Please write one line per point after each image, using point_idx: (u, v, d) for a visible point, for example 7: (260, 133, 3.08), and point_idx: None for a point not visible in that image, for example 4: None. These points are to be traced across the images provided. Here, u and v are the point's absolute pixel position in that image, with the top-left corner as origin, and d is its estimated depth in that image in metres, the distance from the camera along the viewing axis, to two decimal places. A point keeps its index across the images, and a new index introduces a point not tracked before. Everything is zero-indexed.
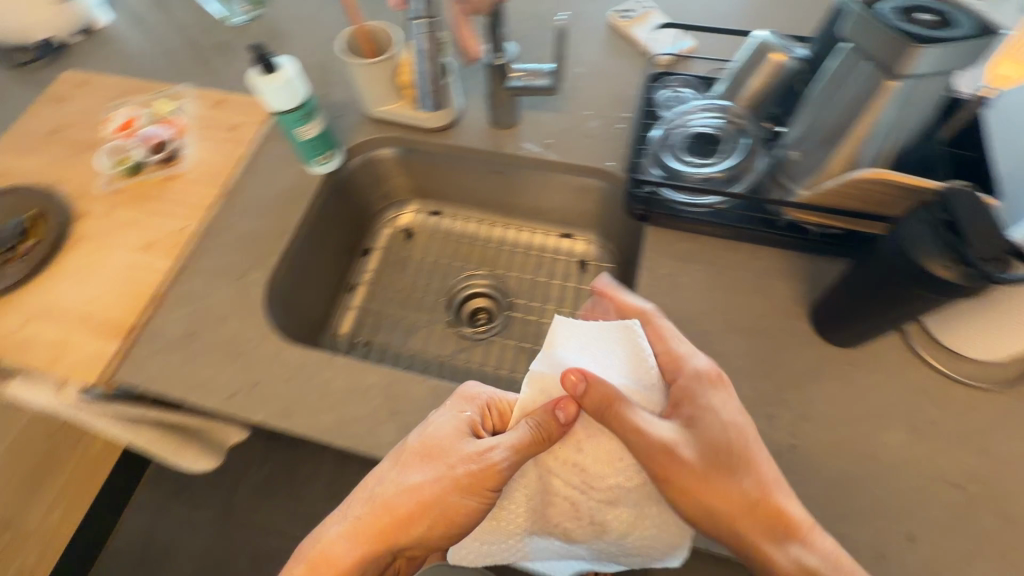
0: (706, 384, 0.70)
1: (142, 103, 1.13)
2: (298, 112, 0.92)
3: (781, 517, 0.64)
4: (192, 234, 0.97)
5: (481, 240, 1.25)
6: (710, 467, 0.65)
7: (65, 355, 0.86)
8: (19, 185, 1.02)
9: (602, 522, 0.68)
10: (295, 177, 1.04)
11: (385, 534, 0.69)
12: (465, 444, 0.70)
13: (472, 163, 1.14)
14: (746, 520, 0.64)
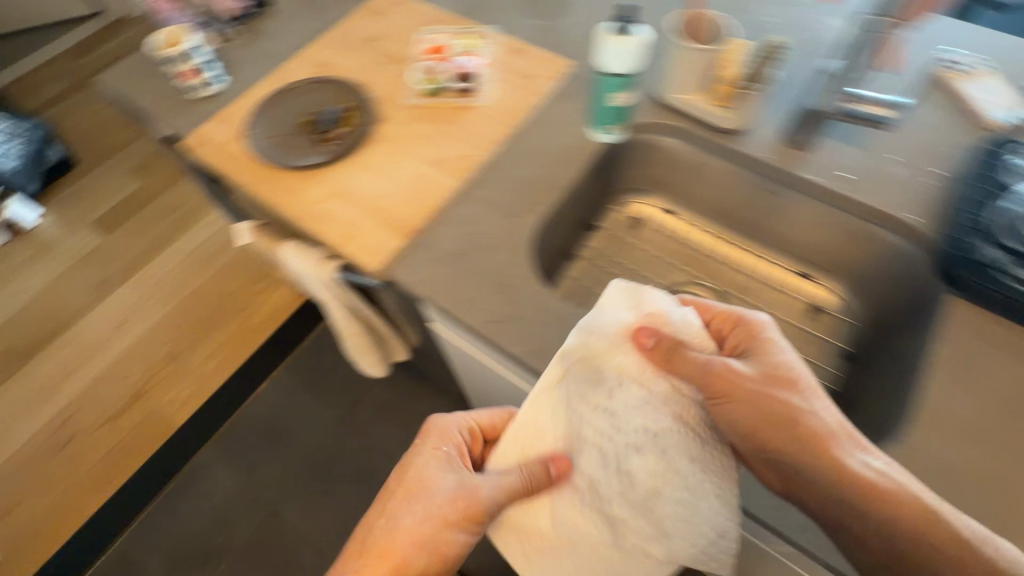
0: (755, 328, 0.73)
1: (451, 31, 1.21)
2: (621, 80, 0.92)
3: (831, 435, 0.65)
4: (476, 163, 1.03)
5: (708, 253, 1.21)
6: (767, 390, 0.67)
7: (354, 236, 0.95)
8: (340, 78, 1.14)
9: (659, 525, 0.68)
10: (575, 137, 1.07)
11: (393, 542, 0.76)
12: (446, 479, 0.78)
13: (742, 174, 1.10)
14: (822, 451, 0.65)
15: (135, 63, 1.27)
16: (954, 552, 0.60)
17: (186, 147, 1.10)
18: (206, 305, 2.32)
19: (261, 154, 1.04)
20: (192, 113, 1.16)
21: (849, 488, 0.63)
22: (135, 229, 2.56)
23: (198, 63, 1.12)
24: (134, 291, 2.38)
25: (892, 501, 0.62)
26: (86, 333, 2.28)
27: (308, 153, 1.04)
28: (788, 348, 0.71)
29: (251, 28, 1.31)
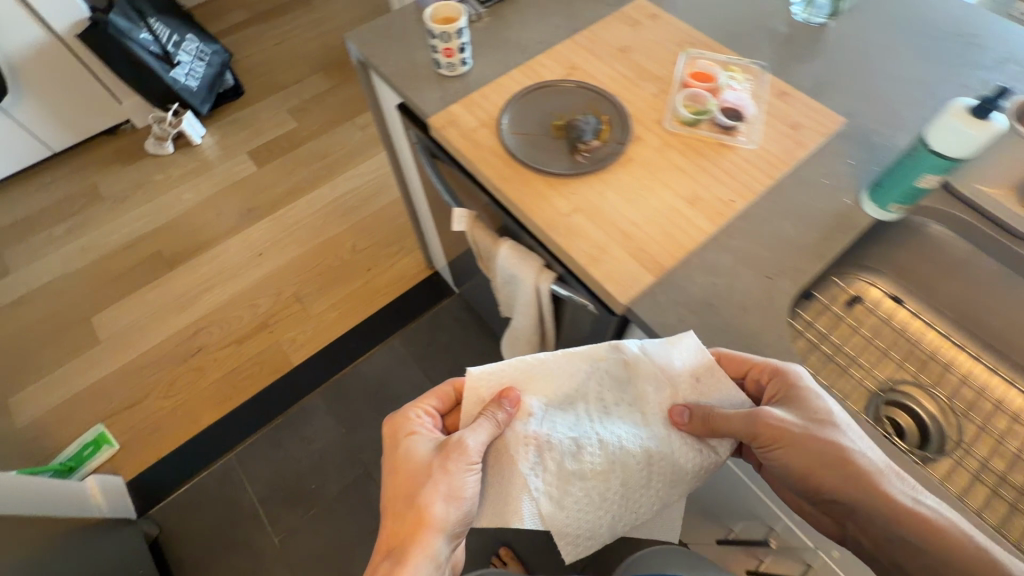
0: (789, 376, 0.78)
1: (715, 59, 1.14)
2: (945, 162, 0.84)
3: (888, 488, 0.70)
4: (735, 211, 0.96)
5: (939, 356, 1.09)
6: (830, 448, 0.72)
7: (602, 259, 0.91)
8: (598, 87, 1.09)
9: (632, 489, 0.80)
10: (840, 206, 0.98)
11: (427, 514, 0.75)
12: (425, 444, 0.83)
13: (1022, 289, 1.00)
14: (856, 489, 0.71)
15: (384, 27, 1.29)
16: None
17: (433, 124, 1.09)
18: (337, 256, 2.40)
19: (514, 151, 1.01)
20: (438, 90, 1.16)
21: (914, 531, 0.68)
22: (284, 166, 2.68)
23: (465, 45, 1.12)
24: (274, 226, 2.49)
25: (930, 533, 0.67)
26: (226, 256, 2.41)
27: (560, 160, 1.00)
28: (821, 406, 0.76)
29: (498, 14, 1.30)
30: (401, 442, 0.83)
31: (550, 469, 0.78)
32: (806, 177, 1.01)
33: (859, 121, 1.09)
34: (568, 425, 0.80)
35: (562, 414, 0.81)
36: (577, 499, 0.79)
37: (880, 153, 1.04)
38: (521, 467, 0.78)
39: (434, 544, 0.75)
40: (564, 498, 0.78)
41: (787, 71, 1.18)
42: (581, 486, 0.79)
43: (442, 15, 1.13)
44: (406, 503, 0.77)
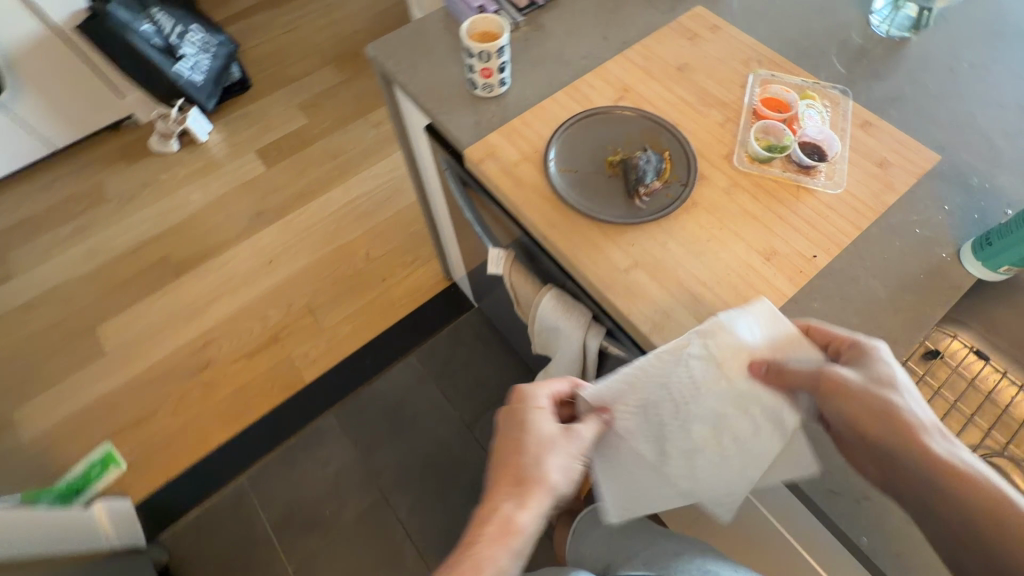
0: (863, 345, 0.68)
1: (789, 84, 1.01)
2: None
3: (959, 467, 0.59)
4: (819, 267, 0.84)
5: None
6: (896, 417, 0.62)
7: (667, 326, 0.79)
8: (656, 116, 0.96)
9: (688, 463, 0.74)
10: (936, 263, 0.86)
11: (544, 475, 0.75)
12: (545, 422, 0.78)
13: None
14: (919, 463, 0.60)
15: (411, 38, 1.15)
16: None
17: (469, 156, 0.97)
18: (351, 264, 2.29)
19: (562, 192, 0.89)
20: (473, 114, 1.04)
21: (990, 521, 0.56)
22: (294, 166, 2.55)
23: (505, 63, 0.99)
24: (285, 231, 2.38)
25: (1009, 524, 0.56)
26: (236, 263, 2.31)
27: (615, 204, 0.88)
28: (893, 374, 0.65)
29: (538, 24, 1.16)
30: (522, 411, 0.79)
31: (640, 446, 0.76)
32: (897, 225, 0.88)
33: (955, 157, 0.95)
34: (649, 397, 0.73)
35: (652, 386, 0.72)
36: (682, 475, 0.75)
37: (979, 199, 0.91)
38: (635, 450, 0.76)
39: (541, 507, 0.74)
40: (671, 473, 0.75)
41: (868, 91, 1.04)
42: (687, 463, 0.74)
43: (479, 30, 1.01)
44: (522, 465, 0.75)
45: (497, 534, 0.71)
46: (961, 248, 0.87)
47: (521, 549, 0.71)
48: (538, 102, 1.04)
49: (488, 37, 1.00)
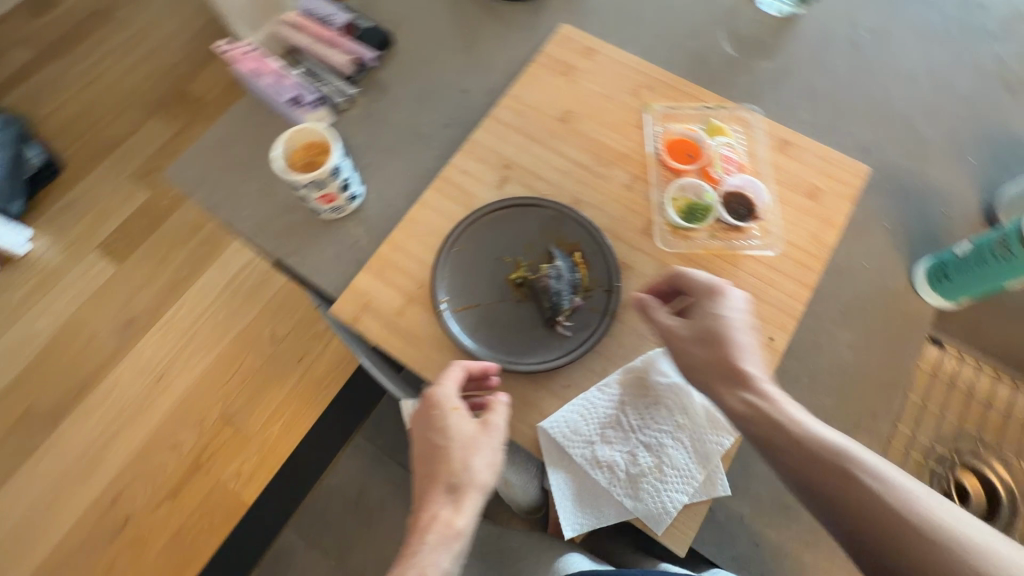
0: (706, 285, 0.65)
1: (691, 115, 0.85)
2: None
3: (777, 413, 0.57)
4: (780, 351, 0.72)
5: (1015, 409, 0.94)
6: (723, 359, 0.61)
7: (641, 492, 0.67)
8: (546, 201, 0.77)
9: (627, 478, 0.68)
10: (893, 300, 0.77)
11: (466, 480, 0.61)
12: (462, 420, 0.64)
13: None
14: (742, 410, 0.58)
15: (220, 153, 0.87)
16: (907, 535, 0.47)
17: (338, 312, 0.75)
18: (259, 352, 1.78)
19: (478, 354, 0.71)
20: (330, 247, 0.81)
21: (805, 464, 0.53)
22: (153, 253, 1.88)
23: (348, 180, 0.78)
24: (166, 336, 1.78)
25: (822, 465, 0.52)
26: (117, 394, 1.71)
27: (542, 344, 0.72)
28: (733, 317, 0.63)
29: (376, 90, 0.91)
30: (429, 416, 0.64)
31: (584, 455, 0.69)
32: (843, 267, 0.78)
33: (881, 159, 0.85)
34: (594, 412, 0.69)
35: (593, 397, 0.70)
36: (628, 491, 0.68)
37: (918, 205, 0.81)
38: (591, 458, 0.69)
39: (477, 506, 0.61)
40: (613, 492, 0.68)
41: (773, 97, 0.91)
42: (627, 483, 0.68)
43: (300, 145, 0.76)
44: (443, 467, 0.61)
45: (435, 539, 0.57)
46: (914, 276, 0.77)
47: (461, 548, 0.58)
48: (407, 211, 0.82)
49: (316, 152, 0.76)
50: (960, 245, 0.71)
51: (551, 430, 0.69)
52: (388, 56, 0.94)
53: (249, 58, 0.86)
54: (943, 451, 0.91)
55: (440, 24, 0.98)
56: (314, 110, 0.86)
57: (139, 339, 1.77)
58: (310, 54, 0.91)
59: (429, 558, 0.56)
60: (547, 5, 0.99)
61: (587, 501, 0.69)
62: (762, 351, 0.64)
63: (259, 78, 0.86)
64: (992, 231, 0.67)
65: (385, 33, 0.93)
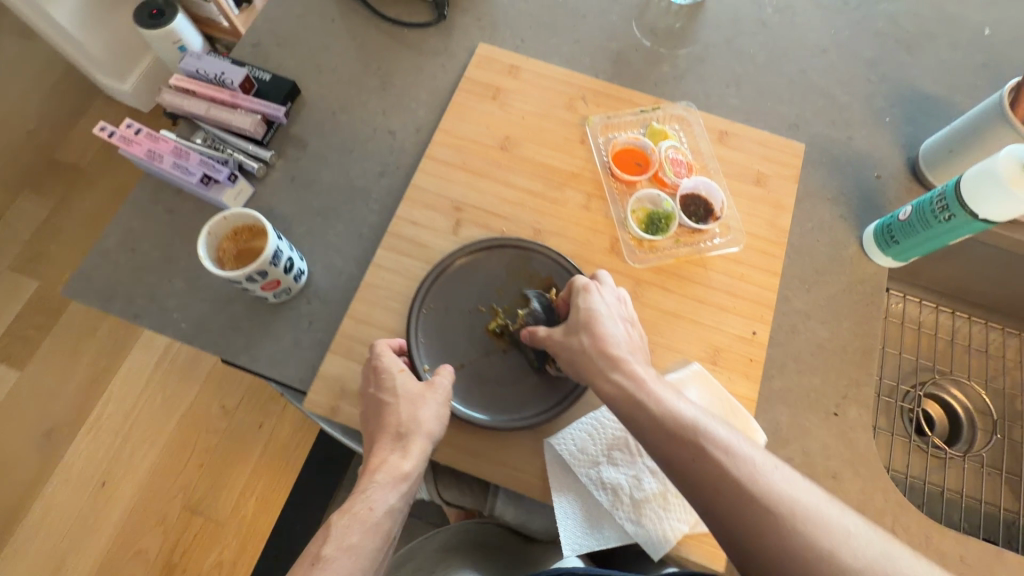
0: (582, 285, 0.62)
1: (629, 121, 0.84)
2: (969, 222, 0.65)
3: (643, 393, 0.53)
4: (765, 343, 0.73)
5: (962, 337, 1.04)
6: (592, 350, 0.58)
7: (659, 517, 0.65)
8: (508, 240, 0.74)
9: (630, 501, 0.66)
10: (851, 268, 0.80)
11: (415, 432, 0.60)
12: (409, 378, 0.63)
13: (1013, 261, 0.94)
14: (614, 393, 0.55)
15: (131, 252, 0.76)
16: (753, 513, 0.44)
17: (311, 405, 0.68)
18: (213, 427, 1.48)
19: (476, 419, 0.67)
20: (285, 334, 0.73)
21: (666, 444, 0.50)
22: (60, 347, 1.54)
23: (291, 258, 0.69)
24: (98, 436, 1.46)
25: (684, 446, 0.49)
26: (55, 516, 1.39)
27: (538, 392, 0.69)
28: (598, 310, 0.60)
29: (296, 150, 0.83)
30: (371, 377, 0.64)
31: (589, 476, 0.67)
32: (800, 246, 0.81)
33: (812, 132, 0.88)
34: (603, 431, 0.68)
35: (602, 416, 0.69)
36: (630, 516, 0.65)
37: (852, 173, 0.86)
38: (593, 482, 0.67)
39: (426, 454, 0.60)
40: (615, 514, 0.65)
41: (702, 86, 0.91)
42: (629, 506, 0.66)
43: (225, 231, 0.67)
44: (383, 423, 0.61)
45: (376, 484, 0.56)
46: (864, 242, 0.81)
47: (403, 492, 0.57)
48: (361, 277, 0.76)
49: (246, 237, 0.67)
50: (904, 209, 0.73)
51: (559, 446, 0.68)
52: (301, 110, 0.86)
53: (139, 139, 0.74)
54: (907, 387, 0.99)
55: (349, 63, 0.90)
56: (233, 184, 0.76)
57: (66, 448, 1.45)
58: (210, 119, 0.80)
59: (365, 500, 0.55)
60: (459, 26, 0.94)
61: (588, 522, 0.66)
62: (638, 340, 0.61)
63: (157, 161, 0.74)
64: (932, 192, 0.69)
65: (291, 83, 0.84)
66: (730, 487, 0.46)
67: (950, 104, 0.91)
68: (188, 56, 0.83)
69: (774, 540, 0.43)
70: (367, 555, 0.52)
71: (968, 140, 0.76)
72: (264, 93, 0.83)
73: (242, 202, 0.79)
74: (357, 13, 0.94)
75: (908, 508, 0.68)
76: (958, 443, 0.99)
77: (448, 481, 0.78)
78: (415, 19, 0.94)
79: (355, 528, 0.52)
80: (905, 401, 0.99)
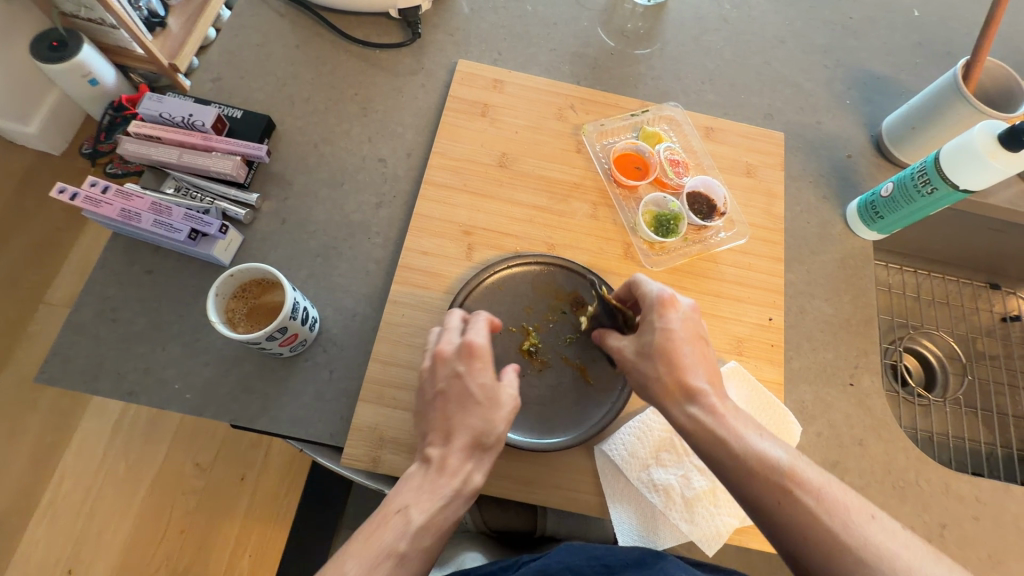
0: (656, 299, 0.59)
1: (621, 126, 0.84)
2: (951, 194, 0.71)
3: (725, 428, 0.52)
4: (781, 328, 0.76)
5: (928, 293, 1.13)
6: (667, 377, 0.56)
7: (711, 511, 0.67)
8: (528, 257, 0.73)
9: (682, 501, 0.66)
10: (841, 244, 0.85)
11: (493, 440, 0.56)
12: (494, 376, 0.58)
13: (965, 219, 1.03)
14: (691, 425, 0.54)
15: (111, 323, 0.68)
16: (847, 568, 0.44)
17: (349, 459, 0.64)
18: (188, 489, 1.34)
19: (522, 443, 0.65)
20: (305, 388, 0.68)
21: (750, 484, 0.49)
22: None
23: (306, 308, 0.65)
24: (56, 518, 1.29)
25: (768, 489, 0.48)
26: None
27: (578, 407, 0.68)
28: (672, 329, 0.57)
29: (281, 189, 0.77)
30: (450, 359, 0.58)
31: (641, 479, 0.67)
32: (793, 229, 0.85)
33: (785, 120, 0.92)
34: (650, 433, 0.69)
35: (648, 418, 0.70)
36: (684, 516, 0.66)
37: (826, 155, 0.91)
38: (645, 485, 0.67)
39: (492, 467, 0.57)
40: (668, 515, 0.66)
41: (680, 84, 0.93)
42: (682, 507, 0.66)
43: (231, 290, 0.61)
44: (457, 418, 0.55)
45: (440, 490, 0.52)
46: (848, 219, 0.86)
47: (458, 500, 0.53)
48: (377, 316, 0.72)
49: (255, 291, 0.62)
50: (886, 185, 0.79)
51: (610, 453, 0.68)
52: (280, 146, 0.80)
53: (108, 199, 0.66)
54: (887, 344, 1.08)
55: (323, 90, 0.85)
56: (224, 236, 0.69)
57: (20, 540, 1.27)
58: (183, 166, 0.73)
59: (422, 505, 0.51)
60: (431, 42, 0.91)
61: (643, 526, 0.66)
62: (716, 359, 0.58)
63: (134, 221, 0.66)
64: (911, 168, 0.74)
65: (266, 117, 0.78)
66: (823, 536, 0.46)
67: (898, 82, 0.98)
68: (146, 98, 0.75)
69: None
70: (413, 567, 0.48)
71: (930, 114, 0.82)
72: (238, 132, 0.77)
73: (232, 252, 0.72)
74: (321, 36, 0.89)
75: (927, 462, 0.73)
76: (936, 389, 1.07)
77: (494, 509, 0.75)
78: (383, 38, 0.90)
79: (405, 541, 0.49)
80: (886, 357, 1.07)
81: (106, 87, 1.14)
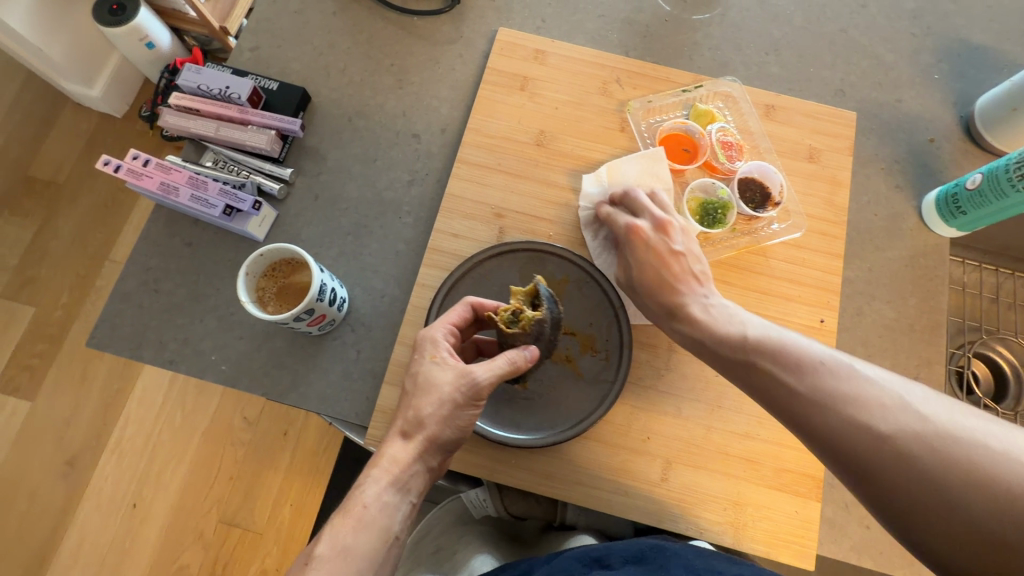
0: (630, 228, 0.64)
1: (672, 102, 0.79)
2: None
3: (716, 330, 0.55)
4: (834, 331, 0.70)
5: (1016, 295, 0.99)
6: (638, 274, 0.62)
7: (744, 518, 0.64)
8: (546, 249, 0.69)
9: None
10: (912, 240, 0.77)
11: (408, 430, 0.55)
12: (434, 373, 0.57)
13: None
14: (654, 305, 0.60)
15: (154, 293, 0.71)
16: (844, 418, 0.43)
17: (372, 441, 0.64)
18: (238, 440, 1.37)
19: (514, 441, 0.64)
20: (333, 367, 0.69)
21: (740, 368, 0.52)
22: (67, 374, 1.40)
23: (335, 289, 0.64)
24: (122, 458, 1.35)
25: (764, 377, 0.49)
26: (90, 543, 1.29)
27: (570, 402, 0.67)
28: (648, 258, 0.61)
29: (315, 164, 0.77)
30: (421, 351, 0.58)
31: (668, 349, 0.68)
32: (855, 221, 0.77)
33: (858, 97, 0.83)
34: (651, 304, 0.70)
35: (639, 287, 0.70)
36: None
37: (905, 138, 0.81)
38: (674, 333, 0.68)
39: (393, 432, 0.56)
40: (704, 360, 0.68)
41: (741, 55, 0.85)
42: None
43: (262, 269, 0.62)
44: (404, 407, 0.57)
45: (377, 476, 0.53)
46: (923, 212, 0.77)
47: (407, 484, 0.54)
48: (405, 298, 0.72)
49: (285, 271, 0.62)
50: (974, 175, 0.69)
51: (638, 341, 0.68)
52: (316, 118, 0.79)
53: (150, 172, 0.68)
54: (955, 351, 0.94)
55: (359, 61, 0.83)
56: (257, 212, 0.71)
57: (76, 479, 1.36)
58: (221, 139, 0.74)
59: (377, 493, 0.52)
60: (472, 8, 0.86)
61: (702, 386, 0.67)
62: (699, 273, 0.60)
63: (173, 194, 0.68)
64: (1007, 157, 0.65)
65: (301, 90, 0.77)
66: (803, 385, 0.46)
67: (1000, 54, 0.86)
68: (185, 69, 0.75)
69: (880, 437, 0.41)
70: (371, 540, 0.50)
71: None
72: (273, 105, 0.77)
73: (267, 228, 0.73)
74: (359, 2, 0.86)
75: None
76: (1006, 401, 0.95)
77: (515, 498, 0.75)
78: (424, 6, 0.87)
79: (349, 522, 0.50)
80: (951, 363, 0.96)
81: (162, 50, 1.13)
